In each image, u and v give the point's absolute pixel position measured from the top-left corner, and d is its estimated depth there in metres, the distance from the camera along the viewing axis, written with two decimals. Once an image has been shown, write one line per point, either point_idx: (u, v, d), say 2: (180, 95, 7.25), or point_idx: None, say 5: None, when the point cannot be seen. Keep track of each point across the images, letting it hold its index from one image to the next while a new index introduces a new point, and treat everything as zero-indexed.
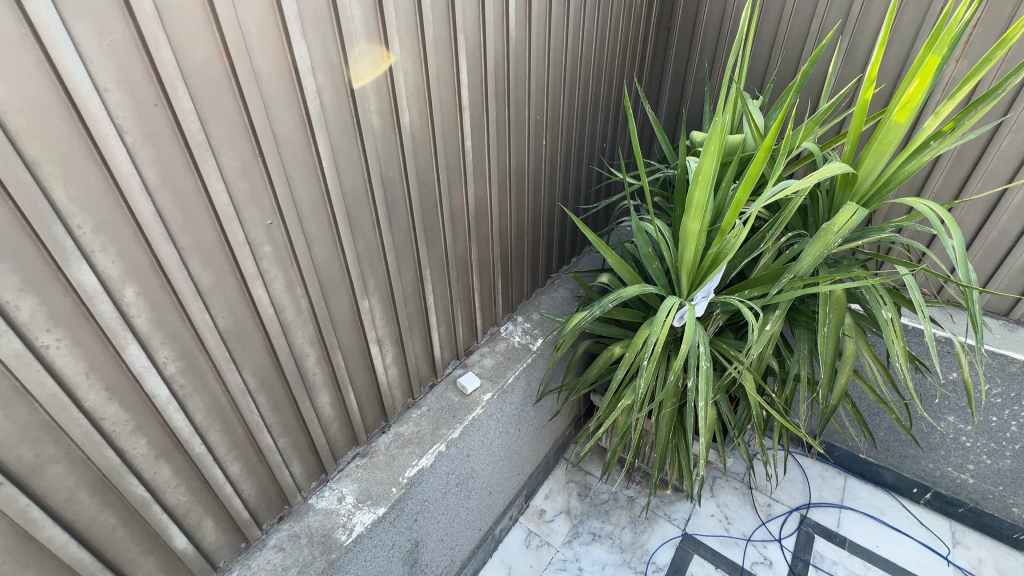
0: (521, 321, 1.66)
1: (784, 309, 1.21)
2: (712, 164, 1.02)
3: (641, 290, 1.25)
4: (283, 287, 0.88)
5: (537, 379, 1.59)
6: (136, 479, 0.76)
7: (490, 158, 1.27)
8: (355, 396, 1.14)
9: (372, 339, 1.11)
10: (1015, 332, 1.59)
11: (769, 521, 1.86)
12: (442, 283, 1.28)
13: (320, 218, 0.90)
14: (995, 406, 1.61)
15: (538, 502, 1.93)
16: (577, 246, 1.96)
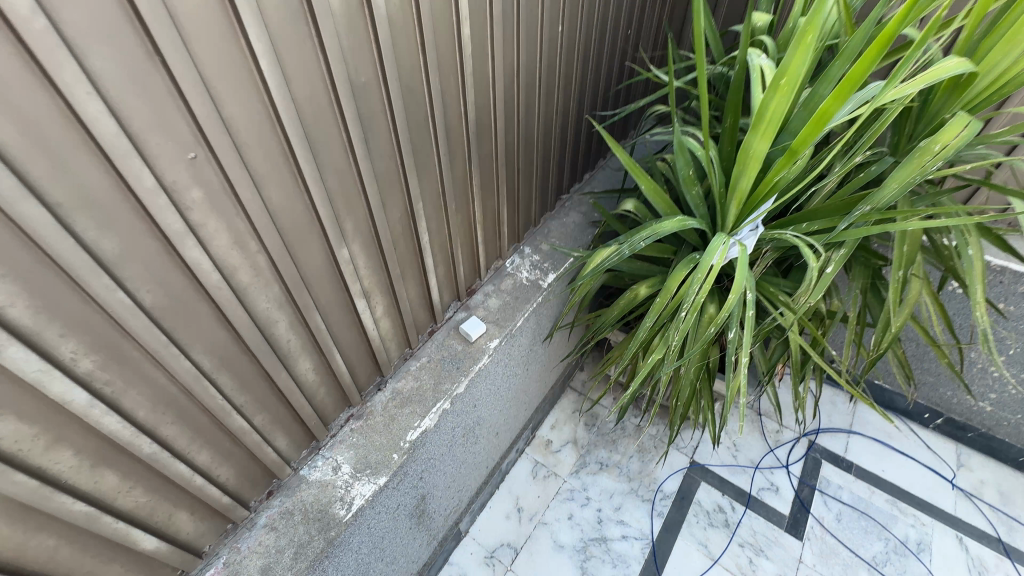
0: (529, 253, 1.45)
1: (850, 248, 1.00)
2: (804, 61, 0.73)
3: (681, 225, 1.03)
4: (230, 244, 0.66)
5: (546, 317, 1.43)
6: (70, 496, 0.60)
7: (494, 51, 0.97)
8: (342, 357, 0.97)
9: (357, 293, 0.91)
10: None
11: (777, 448, 1.84)
12: (437, 216, 1.06)
13: (269, 145, 0.65)
14: None
15: (544, 432, 1.89)
16: (591, 161, 1.69)
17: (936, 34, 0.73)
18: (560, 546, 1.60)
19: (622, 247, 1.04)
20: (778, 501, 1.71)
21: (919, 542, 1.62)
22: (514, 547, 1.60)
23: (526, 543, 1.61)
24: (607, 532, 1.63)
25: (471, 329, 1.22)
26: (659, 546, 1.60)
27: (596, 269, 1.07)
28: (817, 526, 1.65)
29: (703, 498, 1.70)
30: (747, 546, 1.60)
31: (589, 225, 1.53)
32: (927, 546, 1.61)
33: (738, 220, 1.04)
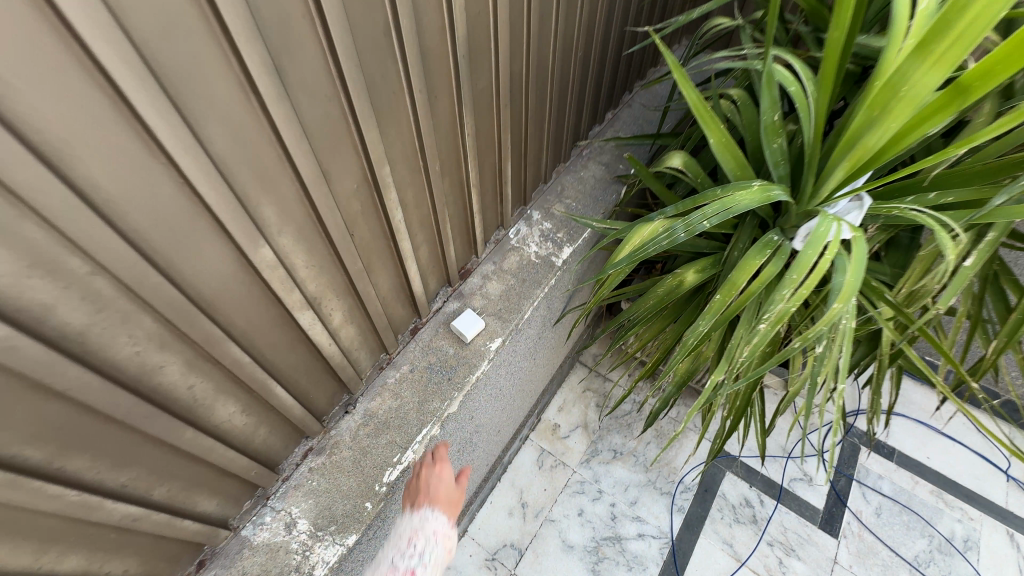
0: (537, 219, 1.15)
1: (1001, 232, 0.70)
2: None
3: (764, 200, 0.72)
4: (28, 269, 0.37)
5: (559, 300, 1.15)
6: None
7: None
8: (287, 386, 0.70)
9: (298, 305, 0.63)
10: None
11: (811, 433, 1.64)
12: (414, 183, 0.74)
13: (67, 83, 0.34)
14: None
15: (550, 416, 1.68)
16: (616, 96, 1.33)
17: None
18: (569, 547, 1.44)
19: (676, 227, 0.74)
20: (811, 493, 1.54)
21: (966, 539, 1.46)
22: (519, 548, 1.43)
23: (531, 543, 1.44)
24: (621, 530, 1.46)
25: (465, 325, 0.94)
26: (680, 545, 1.44)
27: (635, 257, 0.78)
28: (854, 521, 1.49)
29: (729, 491, 1.53)
30: (777, 546, 1.44)
31: (613, 181, 1.21)
32: (975, 544, 1.46)
33: (838, 189, 0.75)
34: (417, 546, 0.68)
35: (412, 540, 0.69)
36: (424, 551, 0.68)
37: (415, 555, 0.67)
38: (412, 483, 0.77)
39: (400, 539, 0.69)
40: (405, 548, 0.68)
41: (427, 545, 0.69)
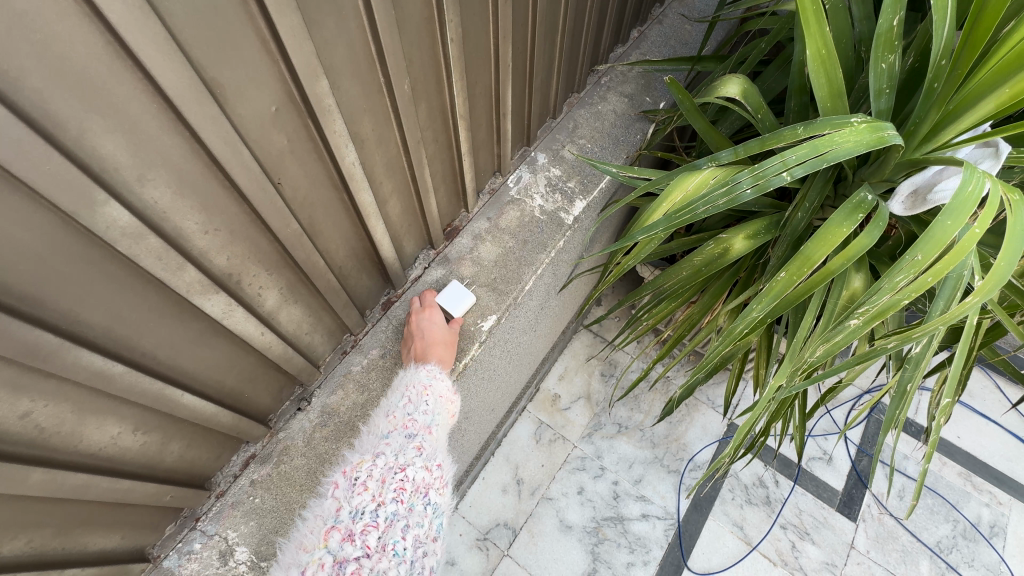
0: (544, 164, 0.92)
1: None
2: None
3: (876, 143, 0.50)
4: None
5: (566, 264, 0.96)
6: None
7: None
8: (205, 388, 0.52)
9: (202, 288, 0.44)
10: None
11: (834, 408, 1.51)
12: (373, 108, 0.52)
13: None
14: None
15: (550, 386, 1.53)
16: (645, 7, 1.06)
17: None
18: (567, 527, 1.33)
19: (739, 177, 0.53)
20: (831, 473, 1.42)
21: (992, 524, 1.36)
22: (512, 528, 1.33)
23: (526, 522, 1.33)
24: (624, 510, 1.35)
25: (452, 298, 0.75)
26: (686, 528, 1.33)
27: (677, 218, 0.56)
28: (875, 504, 1.38)
29: (742, 470, 1.41)
30: (791, 529, 1.34)
31: (638, 117, 0.98)
32: (1001, 529, 1.36)
33: (968, 129, 0.53)
34: (429, 402, 0.64)
35: (424, 394, 0.64)
36: (439, 405, 0.65)
37: (430, 410, 0.63)
38: (405, 334, 0.71)
39: (408, 390, 0.64)
40: (419, 401, 0.63)
41: (441, 402, 0.65)
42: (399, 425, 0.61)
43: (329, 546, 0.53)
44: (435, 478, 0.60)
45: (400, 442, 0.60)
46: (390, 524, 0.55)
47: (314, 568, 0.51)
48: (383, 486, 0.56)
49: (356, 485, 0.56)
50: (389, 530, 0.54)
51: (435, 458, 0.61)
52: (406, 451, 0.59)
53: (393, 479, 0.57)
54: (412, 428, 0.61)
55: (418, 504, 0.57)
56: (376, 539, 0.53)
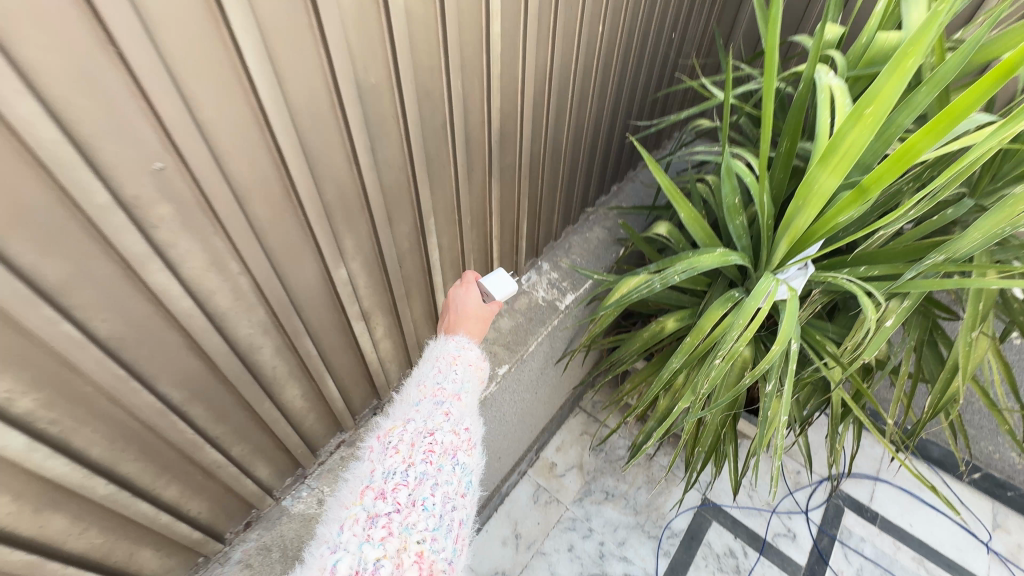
0: (547, 269, 1.35)
1: (916, 300, 0.87)
2: (899, 89, 0.61)
3: (721, 261, 0.91)
4: (207, 266, 0.57)
5: (560, 340, 1.33)
6: (10, 545, 0.54)
7: (526, 49, 0.88)
8: (336, 381, 0.89)
9: (356, 315, 0.83)
10: None
11: (797, 491, 1.72)
12: (450, 231, 0.96)
13: (258, 155, 0.56)
14: None
15: (548, 454, 1.79)
16: (622, 172, 1.57)
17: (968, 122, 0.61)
18: None
19: (654, 279, 0.93)
20: (794, 549, 1.60)
21: None
22: None
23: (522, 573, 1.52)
24: (608, 569, 1.54)
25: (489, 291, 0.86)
26: None
27: (622, 301, 0.96)
28: None
29: (713, 539, 1.60)
30: None
31: (614, 243, 1.43)
32: None
33: (789, 257, 0.92)
34: (457, 371, 0.72)
35: (452, 365, 0.72)
36: (465, 375, 0.72)
37: (457, 379, 0.71)
38: (447, 308, 0.88)
39: (438, 361, 0.73)
40: (447, 372, 0.71)
41: (466, 371, 0.73)
42: (428, 394, 0.68)
43: (364, 503, 0.57)
44: (463, 441, 0.64)
45: (429, 409, 0.65)
46: (420, 483, 0.58)
47: (350, 522, 0.56)
48: (413, 449, 0.61)
49: (387, 449, 0.61)
50: (419, 488, 0.58)
51: (462, 423, 0.66)
52: (434, 417, 0.64)
53: (422, 444, 0.61)
54: (440, 396, 0.68)
55: (446, 465, 0.61)
56: (406, 496, 0.57)
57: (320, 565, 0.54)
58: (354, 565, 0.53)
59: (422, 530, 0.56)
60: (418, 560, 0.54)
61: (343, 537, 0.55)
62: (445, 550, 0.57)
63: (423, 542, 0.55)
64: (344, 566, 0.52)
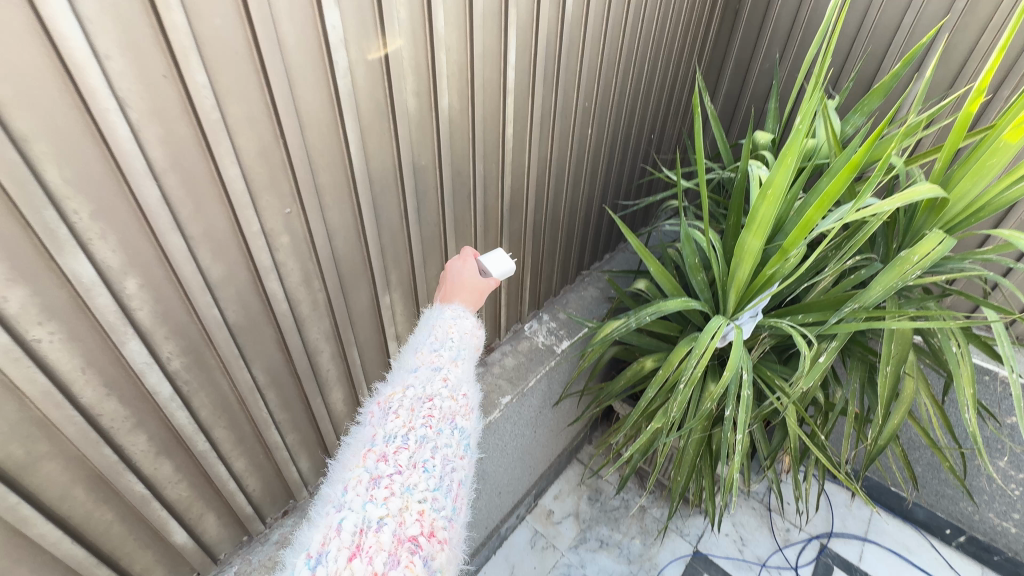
0: (546, 319, 1.59)
1: (842, 341, 1.08)
2: (786, 177, 0.89)
3: (683, 305, 1.13)
4: (300, 280, 0.82)
5: (557, 382, 1.51)
6: (135, 476, 0.72)
7: (532, 144, 1.19)
8: (369, 392, 1.09)
9: (390, 335, 1.06)
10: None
11: (786, 547, 1.77)
12: None
13: (345, 207, 0.83)
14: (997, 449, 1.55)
15: (546, 502, 1.89)
16: (612, 243, 1.87)
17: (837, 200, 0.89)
18: None
19: (629, 319, 1.15)
20: None
21: None
22: None
23: None
24: None
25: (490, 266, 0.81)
26: None
27: (604, 338, 1.17)
28: None
29: None
30: None
31: (605, 300, 1.67)
32: None
33: (740, 305, 1.14)
34: (454, 339, 0.67)
35: (448, 333, 0.68)
36: (462, 342, 0.67)
37: (454, 347, 0.66)
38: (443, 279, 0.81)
39: (435, 330, 0.68)
40: (443, 339, 0.67)
41: (463, 339, 0.68)
42: (426, 360, 0.64)
43: (366, 466, 0.54)
44: (461, 405, 0.61)
45: (427, 375, 0.62)
46: (420, 446, 0.55)
47: (354, 484, 0.53)
48: (412, 414, 0.57)
49: (389, 414, 0.58)
50: (419, 451, 0.55)
51: (459, 388, 0.62)
52: (433, 383, 0.61)
53: (421, 408, 0.58)
54: (437, 362, 0.64)
55: (445, 429, 0.58)
56: (407, 458, 0.54)
57: (325, 526, 0.51)
58: (358, 524, 0.50)
59: (423, 491, 0.52)
60: (420, 519, 0.50)
61: (348, 498, 0.52)
62: (446, 510, 0.53)
63: (425, 502, 0.52)
64: (349, 525, 0.50)
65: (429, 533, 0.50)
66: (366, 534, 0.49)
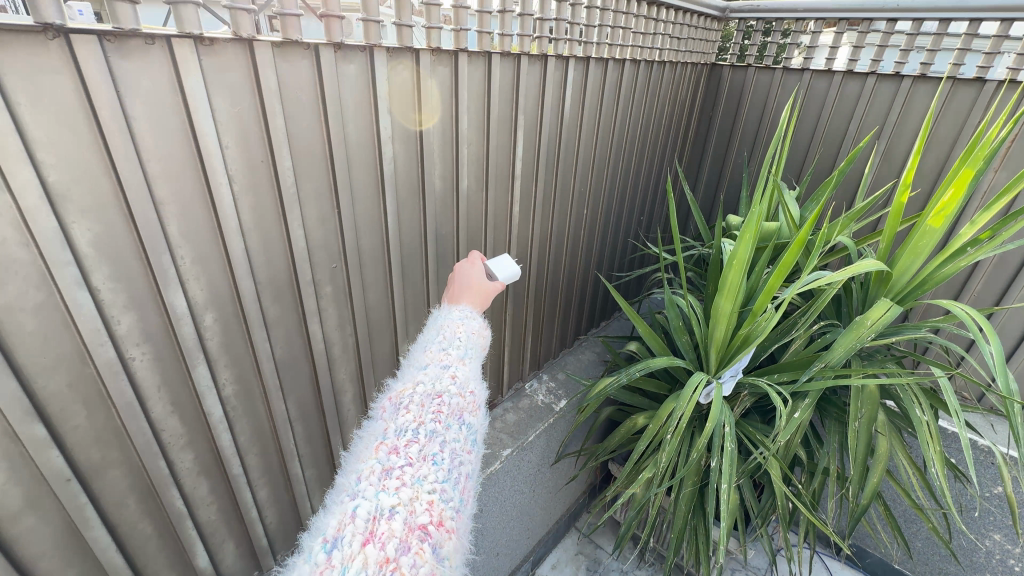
0: (545, 379, 1.73)
1: (814, 398, 1.18)
2: (747, 250, 1.06)
3: (669, 362, 1.24)
4: (336, 325, 0.97)
5: (556, 440, 1.58)
6: (177, 492, 0.81)
7: (535, 221, 1.39)
8: None
9: None
10: (998, 424, 1.52)
11: None
12: None
13: (378, 265, 1.00)
14: (978, 518, 1.54)
15: (544, 571, 1.86)
16: (608, 311, 2.07)
17: (791, 270, 1.04)
18: None
19: (620, 375, 1.26)
20: None
21: None
22: None
23: None
24: None
25: (492, 269, 0.91)
26: None
27: (598, 392, 1.27)
28: None
29: None
30: None
31: (600, 362, 1.82)
32: None
33: (721, 365, 1.25)
34: (461, 338, 0.66)
35: (456, 332, 0.67)
36: (469, 341, 0.66)
37: (461, 345, 0.65)
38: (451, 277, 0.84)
39: (442, 329, 0.67)
40: (451, 338, 0.65)
41: (471, 338, 0.67)
42: (434, 358, 0.62)
43: (378, 457, 0.53)
44: (470, 402, 0.60)
45: (435, 372, 0.60)
46: (430, 440, 0.55)
47: (366, 474, 0.52)
48: (423, 409, 0.57)
49: (400, 409, 0.57)
50: (429, 444, 0.54)
51: (468, 385, 0.61)
52: (441, 380, 0.60)
53: (431, 404, 0.57)
54: (446, 360, 0.62)
55: (454, 425, 0.57)
56: (418, 451, 0.54)
57: (338, 513, 0.50)
58: (371, 511, 0.49)
59: (433, 482, 0.52)
60: (430, 508, 0.50)
61: (361, 487, 0.51)
62: (454, 502, 0.53)
63: (434, 493, 0.52)
64: (362, 512, 0.49)
65: (438, 522, 0.50)
66: (379, 521, 0.48)
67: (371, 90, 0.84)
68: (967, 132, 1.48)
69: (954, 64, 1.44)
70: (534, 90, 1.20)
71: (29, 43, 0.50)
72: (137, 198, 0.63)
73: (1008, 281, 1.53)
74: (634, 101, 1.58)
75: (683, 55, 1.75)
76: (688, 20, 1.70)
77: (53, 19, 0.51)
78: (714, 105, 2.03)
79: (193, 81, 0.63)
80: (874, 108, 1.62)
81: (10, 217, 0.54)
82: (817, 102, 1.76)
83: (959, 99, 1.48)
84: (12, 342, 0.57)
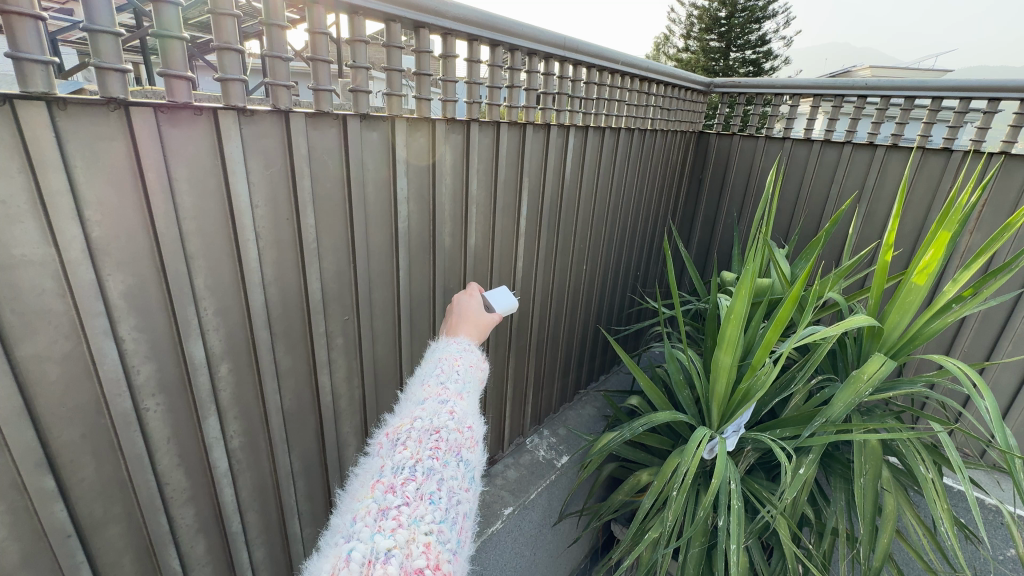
0: (546, 435, 1.71)
1: (817, 454, 1.16)
2: (743, 305, 1.10)
3: (672, 417, 1.24)
4: (344, 376, 0.98)
5: (558, 498, 1.54)
6: (174, 550, 0.78)
7: (538, 274, 1.44)
8: None
9: None
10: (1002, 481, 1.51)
11: None
12: None
13: (387, 317, 1.03)
14: None
15: None
16: (607, 365, 2.09)
17: (786, 327, 1.06)
18: None
19: (623, 430, 1.25)
20: None
21: None
22: None
23: None
24: None
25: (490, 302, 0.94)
26: None
27: (601, 448, 1.25)
28: None
29: None
30: None
31: (601, 417, 1.81)
32: None
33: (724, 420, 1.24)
34: (459, 372, 0.67)
35: (454, 365, 0.68)
36: (467, 375, 0.68)
37: (460, 380, 0.66)
38: (449, 311, 0.86)
39: (441, 362, 0.69)
40: (450, 372, 0.67)
41: (469, 372, 0.69)
42: (433, 393, 0.63)
43: (374, 496, 0.53)
44: (468, 438, 0.61)
45: (433, 408, 0.61)
46: (427, 478, 0.55)
47: (362, 514, 0.52)
48: (420, 445, 0.57)
49: (397, 445, 0.58)
50: (426, 482, 0.54)
51: (467, 421, 0.62)
52: (439, 415, 0.60)
53: (429, 440, 0.58)
54: (444, 395, 0.63)
55: (451, 461, 0.57)
56: (415, 490, 0.53)
57: (332, 557, 0.49)
58: (366, 555, 0.48)
59: (430, 523, 0.52)
60: (426, 551, 0.49)
61: (356, 529, 0.51)
62: (452, 544, 0.52)
63: (431, 534, 0.51)
64: (357, 556, 0.48)
65: (435, 565, 0.49)
66: (375, 565, 0.47)
67: (391, 155, 0.91)
68: (941, 195, 1.59)
69: (922, 135, 1.56)
70: (538, 154, 1.29)
71: (92, 113, 0.55)
72: (170, 250, 0.66)
73: (995, 337, 1.58)
74: (630, 164, 1.69)
75: (673, 123, 1.89)
76: (676, 93, 1.85)
77: (117, 92, 0.56)
78: (702, 169, 2.16)
79: (233, 146, 0.69)
80: (853, 172, 1.74)
81: (52, 270, 0.56)
82: (799, 168, 1.88)
83: (930, 166, 1.59)
84: (34, 389, 0.58)
